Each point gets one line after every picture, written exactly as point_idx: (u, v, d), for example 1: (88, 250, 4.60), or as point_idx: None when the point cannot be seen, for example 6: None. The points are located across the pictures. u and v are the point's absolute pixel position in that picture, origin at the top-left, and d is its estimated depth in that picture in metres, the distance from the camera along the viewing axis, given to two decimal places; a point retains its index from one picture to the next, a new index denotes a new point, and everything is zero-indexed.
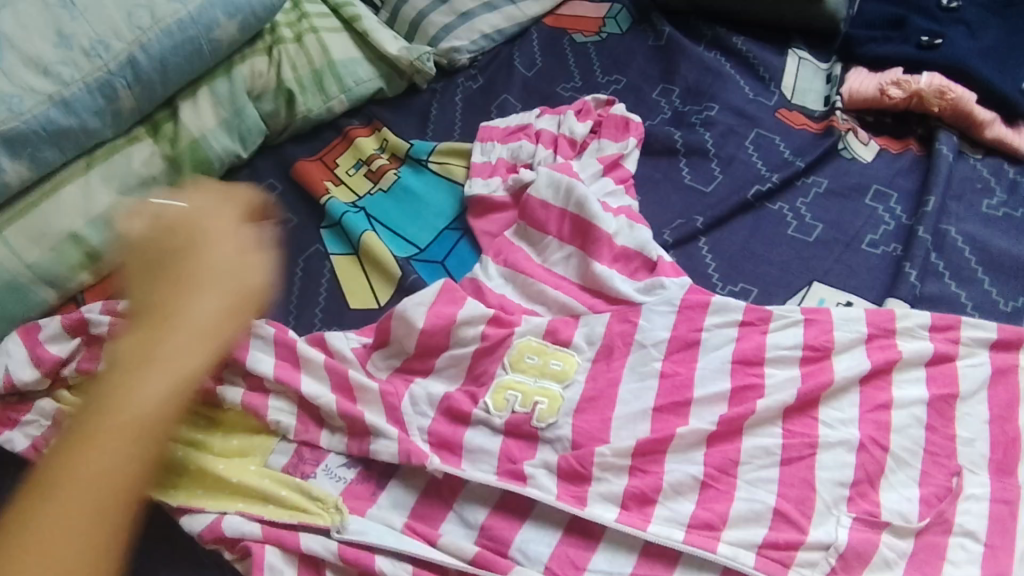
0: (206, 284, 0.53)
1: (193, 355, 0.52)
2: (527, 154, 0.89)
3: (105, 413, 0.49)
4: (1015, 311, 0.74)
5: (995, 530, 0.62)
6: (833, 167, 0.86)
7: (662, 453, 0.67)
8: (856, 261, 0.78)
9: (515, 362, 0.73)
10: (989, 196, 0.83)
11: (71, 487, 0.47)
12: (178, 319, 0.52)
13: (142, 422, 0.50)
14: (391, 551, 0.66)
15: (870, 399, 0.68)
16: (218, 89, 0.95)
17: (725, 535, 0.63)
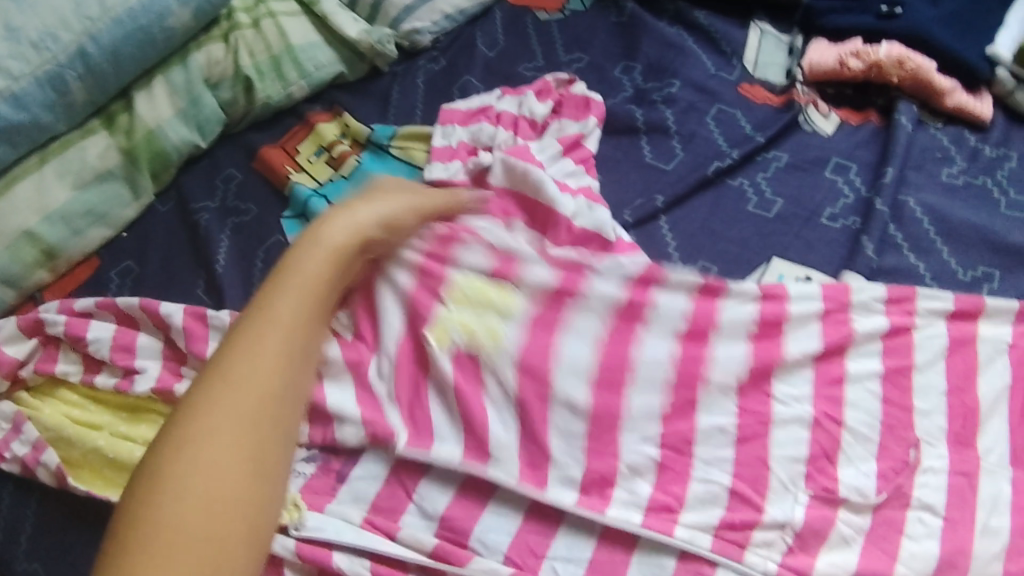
0: (345, 234, 0.68)
1: (306, 306, 0.65)
2: (488, 136, 0.86)
3: (241, 354, 0.62)
4: (973, 281, 0.74)
5: (953, 503, 0.62)
6: (794, 141, 0.85)
7: (618, 429, 0.66)
8: (816, 235, 0.77)
9: (466, 311, 0.71)
10: (949, 164, 0.82)
11: (211, 412, 0.59)
12: (305, 271, 0.66)
13: (280, 353, 0.63)
14: (348, 547, 0.65)
15: (828, 374, 0.67)
16: (174, 78, 0.95)
17: (683, 517, 0.63)
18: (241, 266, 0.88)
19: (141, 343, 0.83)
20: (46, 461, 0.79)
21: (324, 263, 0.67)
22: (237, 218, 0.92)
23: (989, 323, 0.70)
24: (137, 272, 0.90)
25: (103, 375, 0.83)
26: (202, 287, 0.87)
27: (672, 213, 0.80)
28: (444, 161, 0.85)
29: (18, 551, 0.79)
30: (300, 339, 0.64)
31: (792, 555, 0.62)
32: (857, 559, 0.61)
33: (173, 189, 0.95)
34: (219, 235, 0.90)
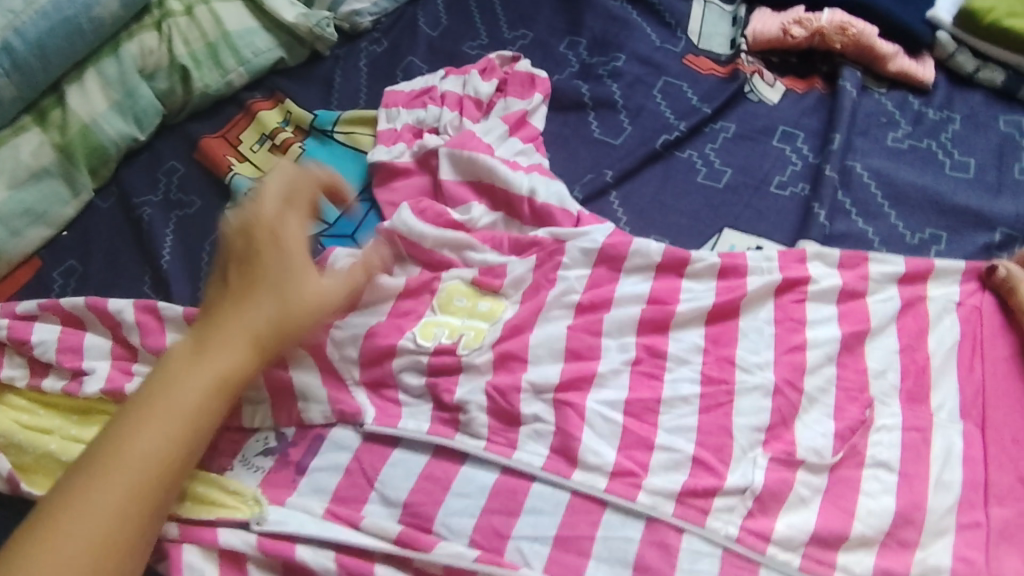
0: (257, 302, 0.65)
1: (210, 379, 0.62)
2: (433, 120, 0.85)
3: (132, 422, 0.60)
4: (921, 243, 0.75)
5: (908, 458, 0.63)
6: (740, 112, 0.85)
7: (585, 389, 0.68)
8: (766, 204, 0.78)
9: (444, 304, 0.73)
10: (895, 128, 0.82)
11: (88, 483, 0.58)
12: (215, 339, 0.64)
13: (166, 422, 0.61)
14: (312, 540, 0.65)
15: (783, 340, 0.68)
16: (106, 70, 0.93)
17: (647, 483, 0.63)
18: (187, 261, 0.87)
19: (90, 342, 0.83)
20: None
21: (239, 331, 0.64)
22: (180, 212, 0.90)
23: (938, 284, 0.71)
24: (80, 272, 0.87)
25: (51, 378, 0.82)
26: (148, 282, 0.86)
27: (622, 188, 0.80)
28: (389, 144, 0.84)
29: None
30: (198, 412, 0.62)
31: (754, 519, 0.61)
32: (817, 519, 0.61)
33: (113, 185, 0.93)
34: (163, 230, 0.88)
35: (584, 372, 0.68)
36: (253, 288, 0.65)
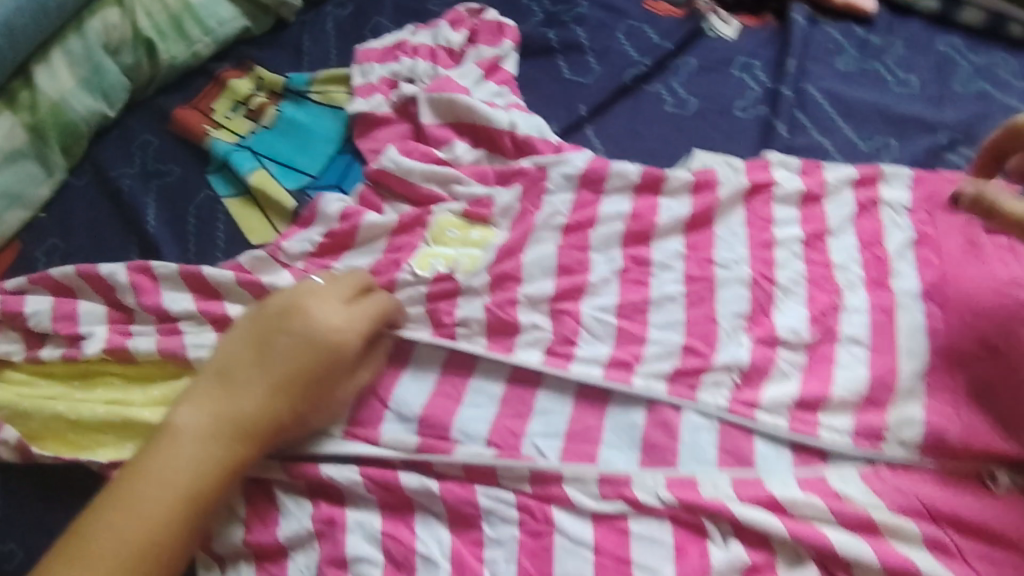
0: (271, 374, 0.67)
1: (223, 442, 0.65)
2: (407, 71, 0.86)
3: (144, 486, 0.62)
4: (873, 151, 0.81)
5: (876, 333, 0.68)
6: (701, 47, 0.91)
7: (577, 299, 0.73)
8: (730, 125, 0.84)
9: (436, 236, 0.77)
10: (843, 54, 0.89)
11: (100, 549, 0.60)
12: (228, 412, 0.65)
13: (179, 492, 0.62)
14: (335, 458, 0.70)
15: (756, 238, 0.74)
16: (72, 48, 0.89)
17: (641, 369, 0.69)
18: (173, 228, 0.83)
19: (84, 309, 0.80)
20: (3, 440, 0.75)
21: (249, 411, 0.66)
22: (159, 181, 0.86)
23: (888, 186, 0.77)
24: (63, 250, 0.83)
25: (49, 348, 0.80)
26: (136, 252, 0.82)
27: (596, 120, 0.85)
28: (366, 95, 0.85)
29: None
30: (206, 482, 0.63)
31: (741, 391, 0.67)
32: (799, 388, 0.67)
33: (87, 162, 0.88)
34: (144, 199, 0.84)
35: (575, 284, 0.73)
36: (269, 355, 0.67)
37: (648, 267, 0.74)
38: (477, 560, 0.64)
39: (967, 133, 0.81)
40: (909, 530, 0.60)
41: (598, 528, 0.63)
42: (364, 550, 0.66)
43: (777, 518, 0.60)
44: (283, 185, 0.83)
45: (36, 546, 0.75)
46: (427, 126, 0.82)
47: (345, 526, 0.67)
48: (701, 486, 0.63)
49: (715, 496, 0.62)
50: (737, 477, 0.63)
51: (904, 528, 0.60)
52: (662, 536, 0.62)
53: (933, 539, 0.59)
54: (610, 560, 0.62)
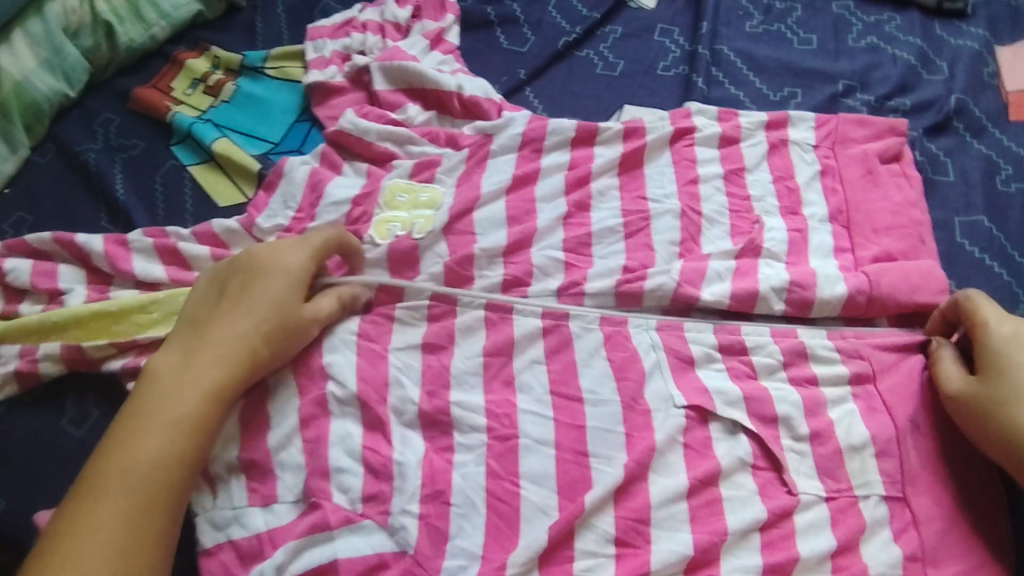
0: (239, 313, 0.68)
1: (206, 370, 0.66)
2: (359, 45, 0.93)
3: (136, 422, 0.64)
4: (782, 99, 0.91)
5: (792, 251, 0.77)
6: (625, 17, 1.00)
7: (527, 247, 0.78)
8: (654, 84, 0.93)
9: (388, 201, 0.81)
10: (751, 18, 0.99)
11: (114, 479, 0.61)
12: (203, 348, 0.67)
13: (169, 420, 0.63)
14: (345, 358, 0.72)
15: (683, 175, 0.81)
16: (32, 30, 0.91)
17: (588, 287, 0.75)
18: (141, 195, 0.87)
19: (63, 271, 0.80)
20: (46, 353, 0.75)
21: (225, 342, 0.67)
22: (124, 154, 0.90)
23: (796, 128, 0.84)
24: (31, 221, 0.85)
25: (28, 303, 0.80)
26: (105, 218, 0.86)
27: (534, 84, 0.94)
28: (321, 68, 0.92)
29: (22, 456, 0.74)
30: (194, 413, 0.64)
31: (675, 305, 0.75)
32: (732, 287, 0.75)
33: (49, 141, 0.91)
34: (112, 171, 0.88)
35: (524, 233, 0.78)
36: (236, 301, 0.69)
37: (588, 210, 0.80)
38: (446, 463, 0.69)
39: (862, 80, 0.92)
40: (841, 394, 0.71)
41: (557, 425, 0.70)
42: (346, 462, 0.68)
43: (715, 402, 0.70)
44: (246, 151, 0.89)
45: (20, 501, 0.72)
46: (379, 91, 0.89)
47: (333, 415, 0.70)
48: (688, 330, 0.74)
49: (700, 349, 0.72)
50: (719, 325, 0.74)
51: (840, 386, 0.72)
52: (615, 424, 0.69)
53: (857, 390, 0.71)
54: (570, 455, 0.69)
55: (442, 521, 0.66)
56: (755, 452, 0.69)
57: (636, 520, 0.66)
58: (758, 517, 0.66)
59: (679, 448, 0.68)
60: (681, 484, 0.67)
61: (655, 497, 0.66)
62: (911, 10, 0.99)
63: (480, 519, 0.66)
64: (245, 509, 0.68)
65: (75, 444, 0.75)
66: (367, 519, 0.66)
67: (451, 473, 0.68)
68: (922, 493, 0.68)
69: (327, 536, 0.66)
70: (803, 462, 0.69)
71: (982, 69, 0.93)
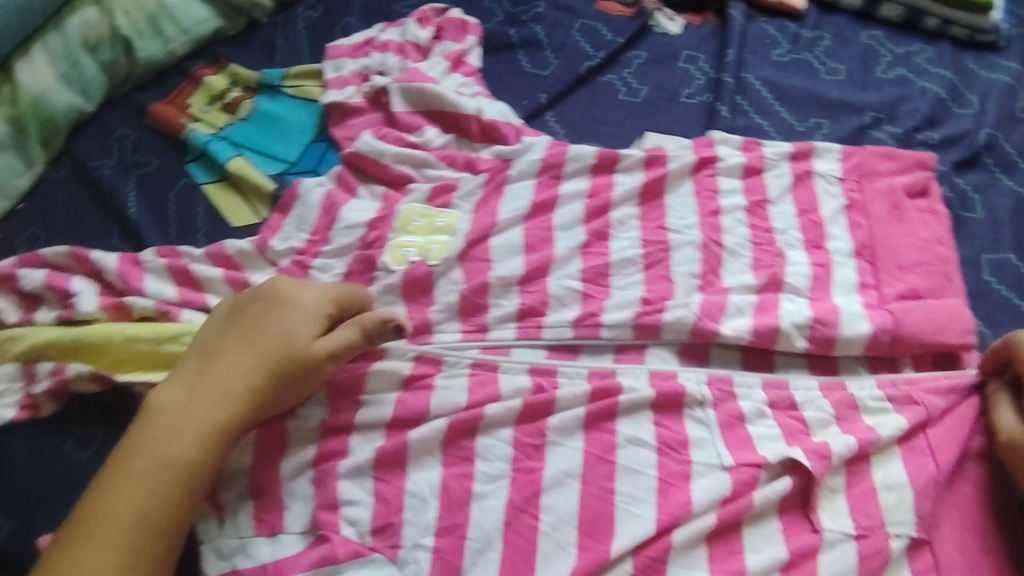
0: (248, 352, 0.67)
1: (212, 412, 0.65)
2: (378, 65, 0.92)
3: (130, 462, 0.63)
4: (807, 130, 0.89)
5: (815, 287, 0.75)
6: (649, 42, 0.98)
7: (544, 275, 0.76)
8: (677, 110, 0.91)
9: (403, 225, 0.79)
10: (777, 47, 0.97)
11: (104, 522, 0.60)
12: (205, 386, 0.66)
13: (165, 464, 0.63)
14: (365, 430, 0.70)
15: (705, 206, 0.80)
16: (52, 44, 0.91)
17: (605, 319, 0.73)
18: (154, 213, 0.86)
19: (76, 283, 0.78)
20: (77, 370, 0.74)
21: (232, 384, 0.66)
22: (138, 171, 0.89)
23: (821, 160, 0.83)
24: (44, 238, 0.85)
25: (44, 310, 0.78)
26: (117, 235, 0.84)
27: (555, 108, 0.92)
28: (340, 87, 0.91)
29: (39, 479, 0.73)
30: (192, 457, 0.63)
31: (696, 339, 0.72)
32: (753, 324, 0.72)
33: (65, 156, 0.90)
34: (125, 188, 0.87)
35: (542, 261, 0.77)
36: (248, 338, 0.68)
37: (607, 239, 0.78)
38: (466, 493, 0.67)
39: (890, 112, 0.90)
40: (890, 443, 0.68)
41: (587, 455, 0.68)
42: (356, 494, 0.67)
43: (763, 454, 0.67)
44: (262, 170, 0.88)
45: (24, 524, 0.71)
46: (399, 113, 0.88)
47: (349, 449, 0.69)
48: (736, 385, 0.71)
49: (749, 406, 0.70)
50: (765, 379, 0.71)
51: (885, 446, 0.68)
52: (647, 468, 0.67)
53: (904, 447, 0.69)
54: (596, 490, 0.66)
55: (456, 556, 0.65)
56: (790, 492, 0.66)
57: (653, 560, 0.63)
58: (779, 557, 0.64)
59: (717, 503, 0.65)
60: (702, 526, 0.64)
61: (677, 539, 0.64)
62: (942, 42, 0.99)
63: (495, 555, 0.65)
64: (251, 539, 0.67)
65: (81, 467, 0.73)
66: (377, 553, 0.65)
67: (469, 505, 0.66)
68: (946, 539, 0.66)
69: (333, 570, 0.64)
70: (837, 500, 0.66)
71: (1012, 104, 0.92)
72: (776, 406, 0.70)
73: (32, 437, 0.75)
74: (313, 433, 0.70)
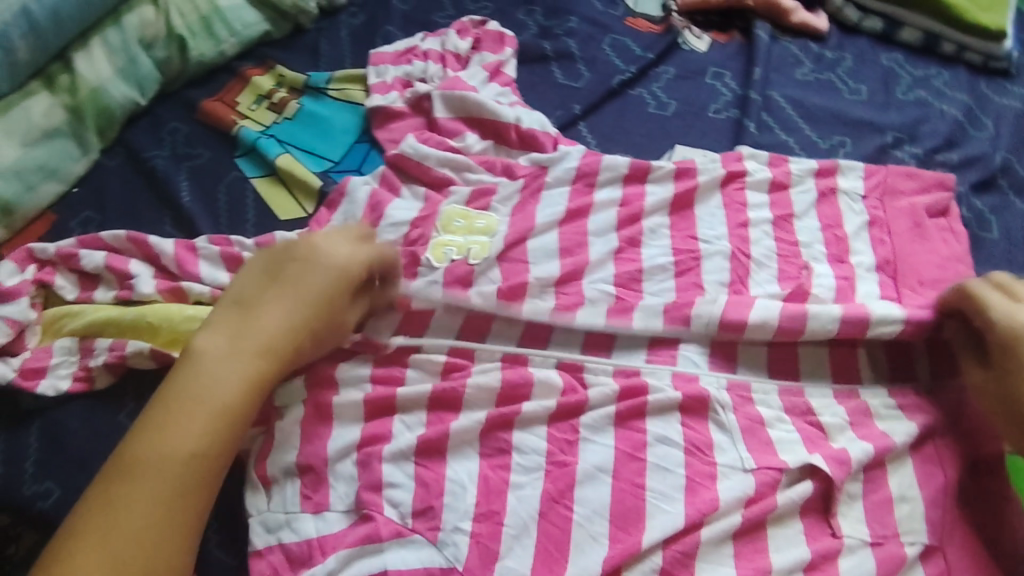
0: (286, 305, 0.70)
1: (253, 359, 0.67)
2: (419, 72, 0.97)
3: (181, 404, 0.64)
4: (831, 147, 0.93)
5: (840, 298, 0.78)
6: (678, 58, 1.02)
7: (579, 278, 0.80)
8: (705, 125, 0.95)
9: (445, 225, 0.83)
10: (801, 66, 1.01)
11: (155, 461, 0.62)
12: (250, 335, 0.68)
13: (211, 408, 0.64)
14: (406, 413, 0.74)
15: (734, 218, 0.83)
16: (110, 39, 0.95)
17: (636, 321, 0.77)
18: (205, 203, 0.89)
19: (134, 267, 0.82)
20: (137, 348, 0.77)
21: (271, 334, 0.68)
22: (189, 163, 0.93)
23: (845, 176, 0.86)
24: (98, 221, 0.89)
25: (102, 289, 0.83)
26: (169, 223, 0.88)
27: (588, 119, 0.96)
28: (383, 92, 0.95)
29: (93, 449, 0.77)
30: (236, 402, 0.65)
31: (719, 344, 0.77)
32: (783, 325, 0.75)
33: (118, 146, 0.95)
34: (177, 178, 0.91)
35: (577, 264, 0.80)
36: (285, 291, 0.70)
37: (638, 246, 0.82)
38: (503, 482, 0.70)
39: (911, 133, 0.94)
40: (903, 451, 0.72)
41: (617, 452, 0.71)
42: (398, 477, 0.71)
43: (784, 459, 0.70)
44: (307, 167, 0.91)
45: (77, 488, 0.75)
46: (441, 120, 0.92)
47: (391, 435, 0.73)
48: (754, 392, 0.74)
49: (768, 412, 0.73)
50: (782, 386, 0.75)
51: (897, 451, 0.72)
52: (676, 467, 0.70)
53: (916, 455, 0.73)
54: (627, 485, 0.69)
55: (493, 541, 0.68)
56: (811, 497, 0.69)
57: (682, 553, 0.67)
58: (803, 557, 0.67)
59: (742, 504, 0.69)
60: (730, 524, 0.67)
61: (706, 535, 0.67)
62: (959, 66, 1.02)
63: (531, 541, 0.68)
64: (297, 514, 0.70)
65: None
66: (417, 534, 0.68)
67: (506, 493, 0.70)
68: (957, 542, 0.69)
69: (376, 548, 0.68)
70: (855, 507, 0.70)
71: None
72: (797, 412, 0.74)
73: (86, 412, 0.78)
74: (356, 411, 0.74)
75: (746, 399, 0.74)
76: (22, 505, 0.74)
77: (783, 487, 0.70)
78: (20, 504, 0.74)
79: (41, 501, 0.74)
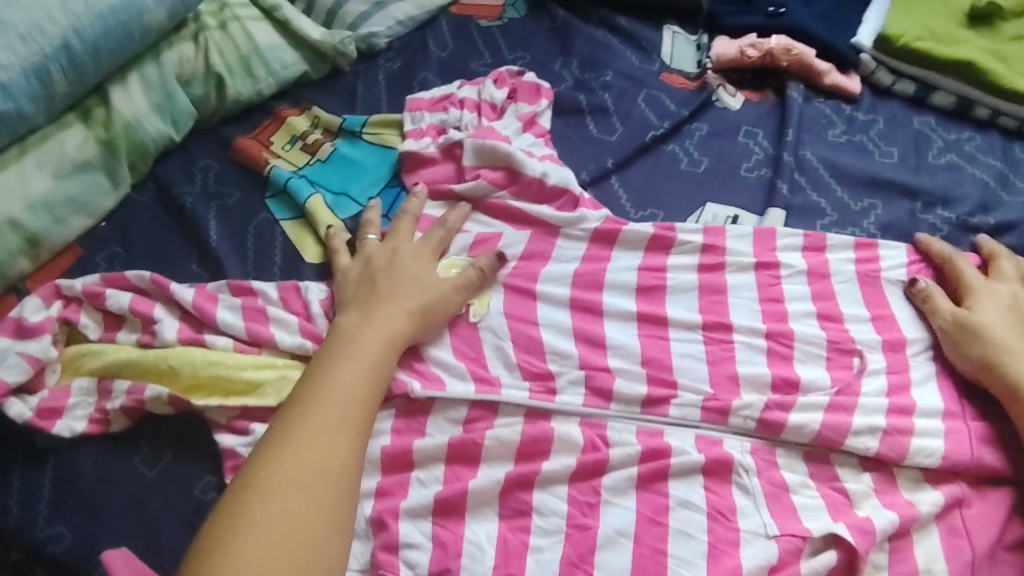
0: (380, 316, 0.77)
1: (363, 364, 0.73)
2: (455, 120, 0.98)
3: (308, 412, 0.70)
4: (860, 210, 0.92)
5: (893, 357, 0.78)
6: (712, 115, 1.03)
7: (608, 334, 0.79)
8: (735, 184, 0.95)
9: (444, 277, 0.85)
10: (833, 128, 1.01)
11: (296, 468, 0.67)
12: (350, 350, 0.74)
13: (342, 411, 0.70)
14: (425, 464, 0.74)
15: (765, 281, 0.83)
16: (148, 75, 0.97)
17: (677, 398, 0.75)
18: (232, 243, 0.90)
19: (157, 313, 0.83)
20: (156, 394, 0.77)
21: (372, 342, 0.75)
22: (219, 202, 0.94)
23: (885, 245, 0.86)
24: (123, 257, 0.90)
25: (125, 331, 0.83)
26: (196, 262, 0.89)
27: (620, 174, 0.96)
28: (417, 138, 0.97)
29: (102, 491, 0.77)
30: (362, 403, 0.72)
31: (769, 411, 0.74)
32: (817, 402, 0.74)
33: (149, 180, 0.97)
34: (206, 218, 0.91)
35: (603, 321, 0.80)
36: (379, 305, 0.78)
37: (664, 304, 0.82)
38: (522, 544, 0.69)
39: (943, 197, 0.93)
40: (929, 521, 0.71)
41: (639, 517, 0.70)
42: (416, 535, 0.70)
43: (809, 526, 0.69)
44: (338, 212, 0.92)
45: (89, 532, 0.75)
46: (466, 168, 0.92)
47: (407, 491, 0.72)
48: (779, 456, 0.73)
49: (795, 477, 0.72)
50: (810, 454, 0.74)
51: (926, 526, 0.71)
52: (699, 532, 0.69)
53: (944, 525, 0.71)
54: (648, 551, 0.69)
55: None
56: (835, 566, 0.68)
57: None
58: None
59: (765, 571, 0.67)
60: None
61: None
62: (992, 130, 1.02)
63: None
64: None
65: (145, 484, 0.77)
66: None
67: (526, 557, 0.69)
68: None
69: None
70: None
71: None
72: (824, 478, 0.73)
73: (99, 453, 0.78)
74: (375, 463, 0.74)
75: (775, 471, 0.72)
76: (36, 546, 0.75)
77: (806, 556, 0.68)
78: (34, 546, 0.75)
79: (52, 545, 0.75)
